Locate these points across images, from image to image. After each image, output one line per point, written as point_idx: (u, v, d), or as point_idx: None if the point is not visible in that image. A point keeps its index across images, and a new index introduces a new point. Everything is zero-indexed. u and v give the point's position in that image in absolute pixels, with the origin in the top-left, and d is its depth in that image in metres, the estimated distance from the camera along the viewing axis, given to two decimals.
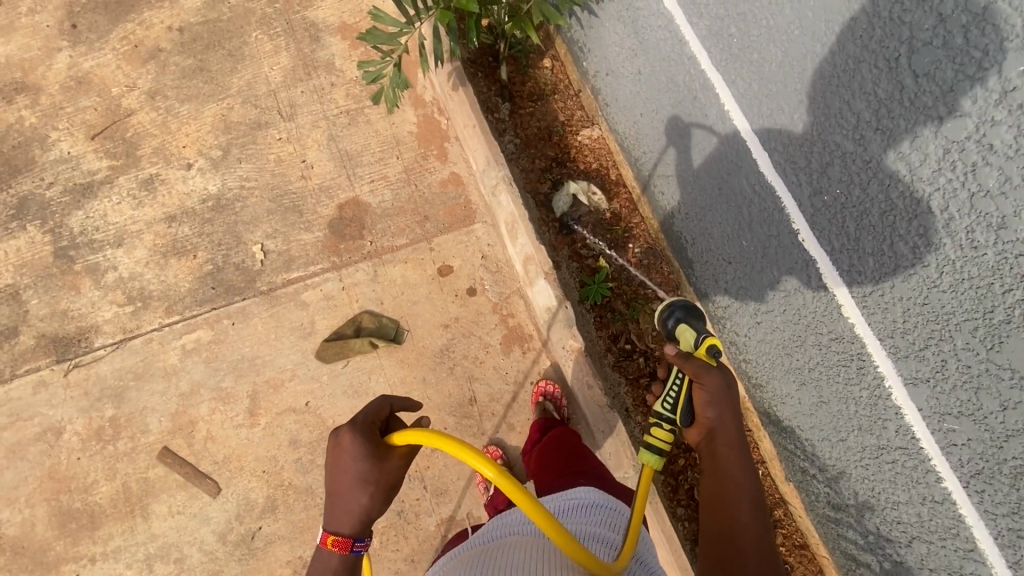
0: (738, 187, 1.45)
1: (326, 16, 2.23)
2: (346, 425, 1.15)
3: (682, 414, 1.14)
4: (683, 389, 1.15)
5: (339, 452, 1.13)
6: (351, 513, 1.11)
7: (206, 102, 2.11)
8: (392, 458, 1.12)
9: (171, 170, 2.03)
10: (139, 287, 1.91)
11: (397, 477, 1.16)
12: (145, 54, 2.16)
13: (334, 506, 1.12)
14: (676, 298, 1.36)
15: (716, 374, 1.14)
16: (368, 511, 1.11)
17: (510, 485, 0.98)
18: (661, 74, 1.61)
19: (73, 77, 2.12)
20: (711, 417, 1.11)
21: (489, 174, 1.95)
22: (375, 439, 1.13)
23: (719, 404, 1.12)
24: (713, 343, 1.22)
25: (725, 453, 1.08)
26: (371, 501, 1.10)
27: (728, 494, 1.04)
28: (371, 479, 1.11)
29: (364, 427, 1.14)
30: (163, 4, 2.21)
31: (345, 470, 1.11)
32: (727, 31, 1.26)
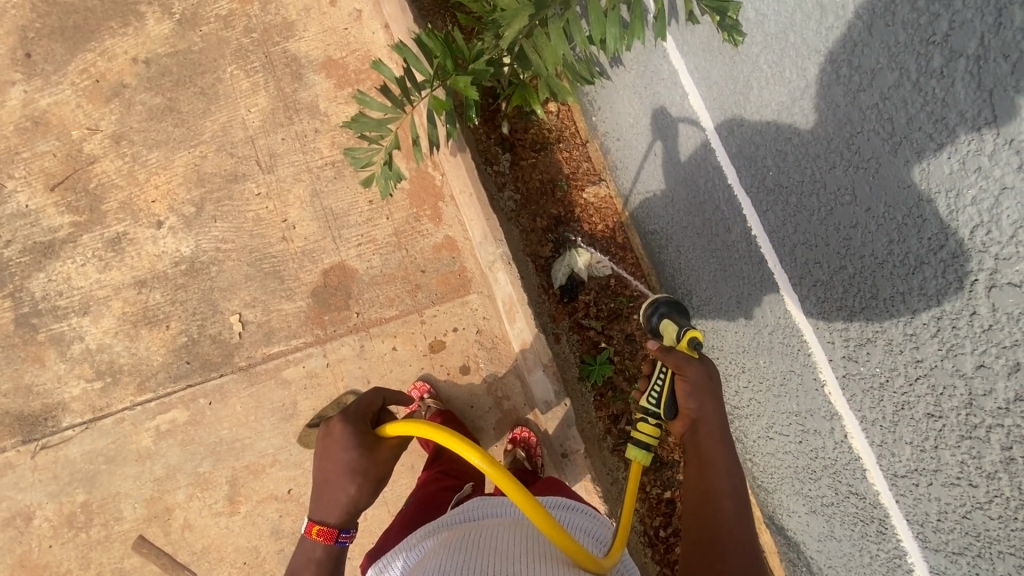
0: (760, 309, 1.30)
1: (309, 49, 2.02)
2: (337, 418, 1.29)
3: (667, 408, 1.19)
4: (666, 383, 1.20)
5: (332, 445, 1.27)
6: (339, 502, 1.28)
7: (177, 149, 1.92)
8: (381, 450, 1.28)
9: (140, 229, 1.86)
10: (108, 360, 1.78)
11: (384, 468, 1.31)
12: (108, 91, 1.96)
13: (323, 494, 1.28)
14: (660, 295, 1.46)
15: (697, 364, 1.19)
16: (356, 501, 1.28)
17: (501, 476, 1.04)
18: (681, 166, 1.42)
19: (29, 116, 1.93)
20: (693, 410, 1.18)
21: (486, 248, 1.81)
22: (366, 432, 1.28)
23: (699, 395, 1.18)
24: (695, 336, 1.27)
25: (707, 441, 1.17)
26: (358, 492, 1.27)
27: (711, 479, 1.14)
28: (360, 470, 1.26)
29: (356, 423, 1.28)
30: (127, 31, 2.00)
31: (335, 462, 1.26)
32: (763, 161, 1.08)
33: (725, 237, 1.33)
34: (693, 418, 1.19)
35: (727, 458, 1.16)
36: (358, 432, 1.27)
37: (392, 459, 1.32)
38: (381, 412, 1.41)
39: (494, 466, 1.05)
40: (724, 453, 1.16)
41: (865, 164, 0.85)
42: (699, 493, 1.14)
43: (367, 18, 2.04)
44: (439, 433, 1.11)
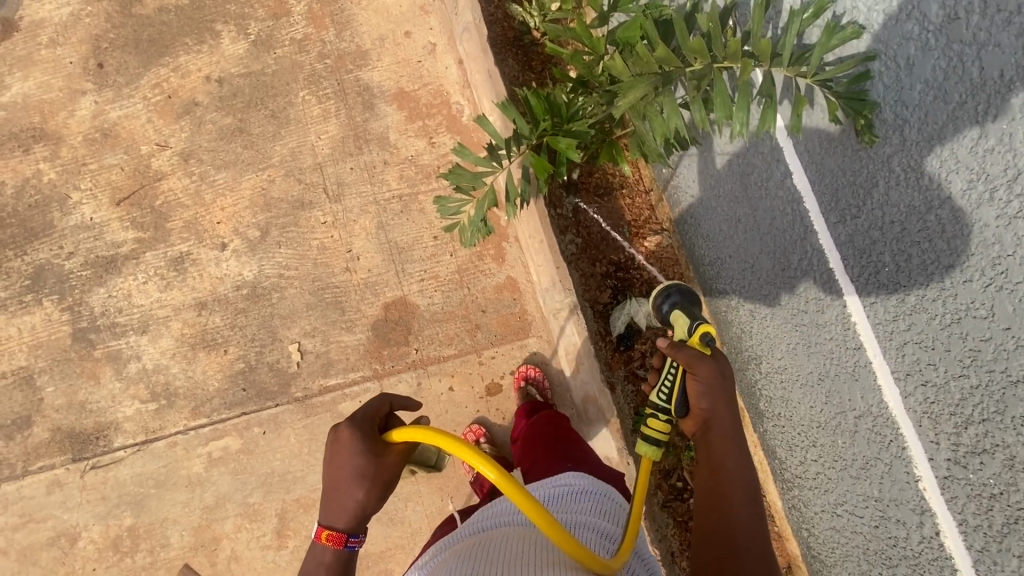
0: (848, 392, 1.29)
1: (381, 79, 2.02)
2: (342, 422, 1.15)
3: (677, 405, 1.12)
4: (676, 378, 1.14)
5: (339, 448, 1.13)
6: (346, 509, 1.13)
7: (245, 171, 1.92)
8: (389, 456, 1.13)
9: (203, 249, 1.85)
10: (164, 382, 1.76)
11: (395, 473, 1.15)
12: (180, 108, 1.95)
13: (328, 499, 1.14)
14: (671, 283, 1.42)
15: (711, 362, 1.10)
16: (364, 506, 1.13)
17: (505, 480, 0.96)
18: (767, 231, 1.42)
19: (98, 128, 1.92)
20: (705, 409, 1.08)
21: (551, 295, 1.81)
22: (373, 437, 1.14)
23: (713, 395, 1.09)
24: (707, 330, 1.18)
25: (717, 444, 1.08)
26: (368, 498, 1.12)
27: (723, 482, 1.06)
28: (369, 476, 1.12)
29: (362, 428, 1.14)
30: (201, 48, 2.00)
31: (342, 467, 1.12)
32: (880, 257, 1.08)
33: (816, 316, 1.33)
34: (704, 419, 1.10)
35: (741, 461, 1.07)
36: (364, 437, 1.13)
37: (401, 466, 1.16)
38: (387, 417, 1.24)
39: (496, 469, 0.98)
40: (737, 457, 1.07)
41: (1011, 287, 0.84)
42: (712, 496, 1.06)
43: (441, 53, 2.06)
44: (441, 438, 1.02)
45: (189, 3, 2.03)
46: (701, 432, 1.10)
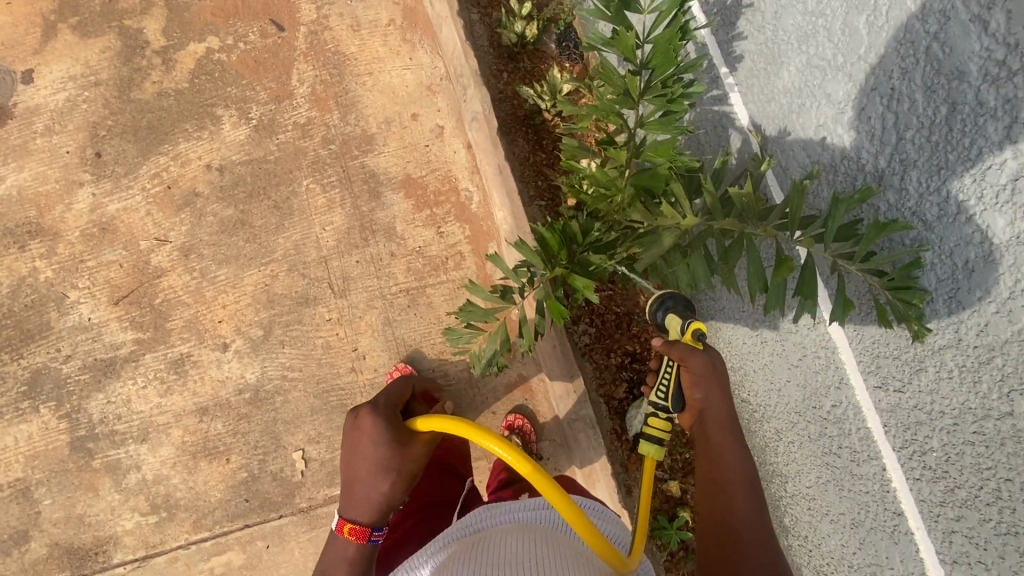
0: (884, 550, 1.21)
1: (388, 165, 1.96)
2: (368, 412, 1.29)
3: (674, 401, 1.10)
4: (671, 377, 1.11)
5: (362, 441, 1.26)
6: (370, 501, 1.23)
7: (247, 266, 1.85)
8: (412, 445, 1.26)
9: (204, 351, 1.79)
10: (164, 493, 1.71)
11: (417, 463, 1.27)
12: (180, 199, 1.89)
13: (352, 491, 1.24)
14: (665, 290, 1.22)
15: (702, 356, 1.09)
16: (388, 498, 1.24)
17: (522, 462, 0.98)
18: (796, 365, 1.34)
19: (96, 222, 1.86)
20: (699, 400, 1.09)
21: (566, 403, 1.80)
22: (396, 429, 1.26)
23: (707, 385, 1.09)
24: (698, 327, 1.12)
25: (715, 435, 1.08)
26: (391, 488, 1.24)
27: (720, 472, 1.06)
28: (390, 468, 1.24)
29: (385, 421, 1.27)
30: (201, 135, 1.94)
31: (366, 457, 1.23)
32: (927, 440, 1.00)
33: (851, 464, 1.24)
34: (699, 410, 1.09)
35: (738, 450, 1.07)
36: (388, 428, 1.26)
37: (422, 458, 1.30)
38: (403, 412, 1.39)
39: (512, 449, 0.99)
40: (735, 444, 1.08)
41: None
42: (711, 486, 1.05)
43: (449, 135, 1.99)
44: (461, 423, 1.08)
45: (189, 86, 1.98)
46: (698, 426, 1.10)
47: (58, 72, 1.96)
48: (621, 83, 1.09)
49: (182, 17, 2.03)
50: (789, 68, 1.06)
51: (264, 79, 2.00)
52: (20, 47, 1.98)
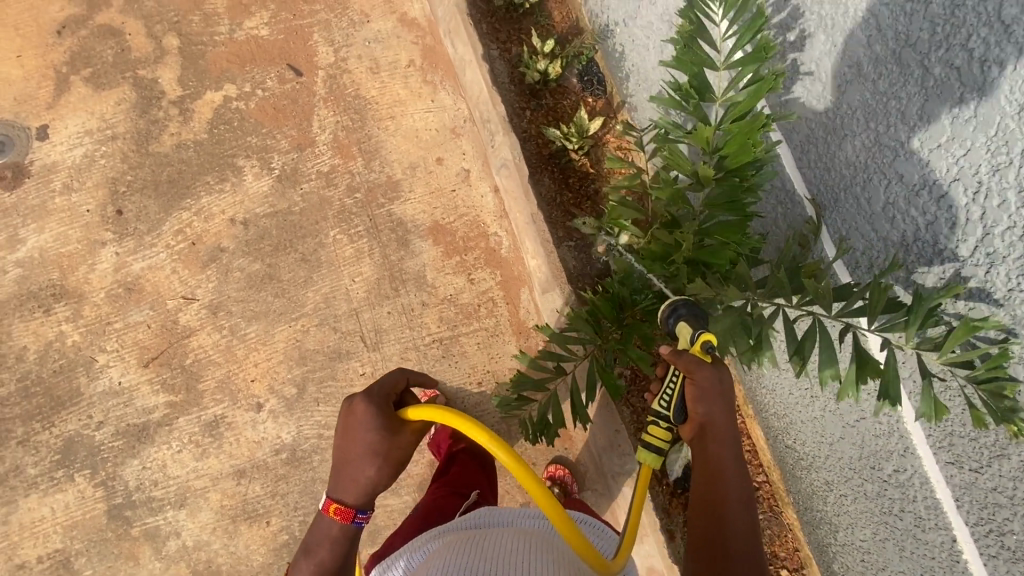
0: None
1: (415, 212, 1.93)
2: (358, 397, 1.14)
3: (676, 412, 1.03)
4: (677, 387, 1.03)
5: (352, 422, 1.11)
6: (357, 483, 1.10)
7: (277, 322, 1.82)
8: (405, 435, 1.11)
9: (238, 411, 1.77)
10: (206, 558, 1.69)
11: (408, 452, 1.14)
12: (205, 255, 1.85)
13: (340, 473, 1.12)
14: (679, 301, 1.11)
15: (711, 369, 1.00)
16: (375, 485, 1.10)
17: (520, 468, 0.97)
18: (852, 424, 1.32)
19: (121, 282, 1.82)
20: (702, 414, 0.99)
21: (612, 458, 1.74)
22: (389, 412, 1.12)
23: (711, 400, 0.99)
24: (709, 339, 1.02)
25: (716, 449, 0.99)
26: (380, 473, 1.10)
27: (719, 488, 0.96)
28: (379, 452, 1.10)
29: (378, 402, 1.13)
30: (223, 187, 1.90)
31: (355, 441, 1.10)
32: (1007, 522, 0.99)
33: (914, 528, 1.23)
34: (700, 424, 1.00)
35: (737, 465, 0.98)
36: (381, 410, 1.12)
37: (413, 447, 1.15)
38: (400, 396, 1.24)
39: (509, 454, 0.98)
40: (734, 460, 0.99)
41: None
42: (705, 499, 0.96)
43: (476, 179, 1.96)
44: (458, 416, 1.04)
45: (208, 137, 1.94)
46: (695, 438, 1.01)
47: (74, 126, 1.92)
48: (690, 167, 1.06)
49: (198, 64, 1.99)
50: (853, 140, 1.03)
51: (285, 126, 1.96)
52: (33, 102, 1.93)
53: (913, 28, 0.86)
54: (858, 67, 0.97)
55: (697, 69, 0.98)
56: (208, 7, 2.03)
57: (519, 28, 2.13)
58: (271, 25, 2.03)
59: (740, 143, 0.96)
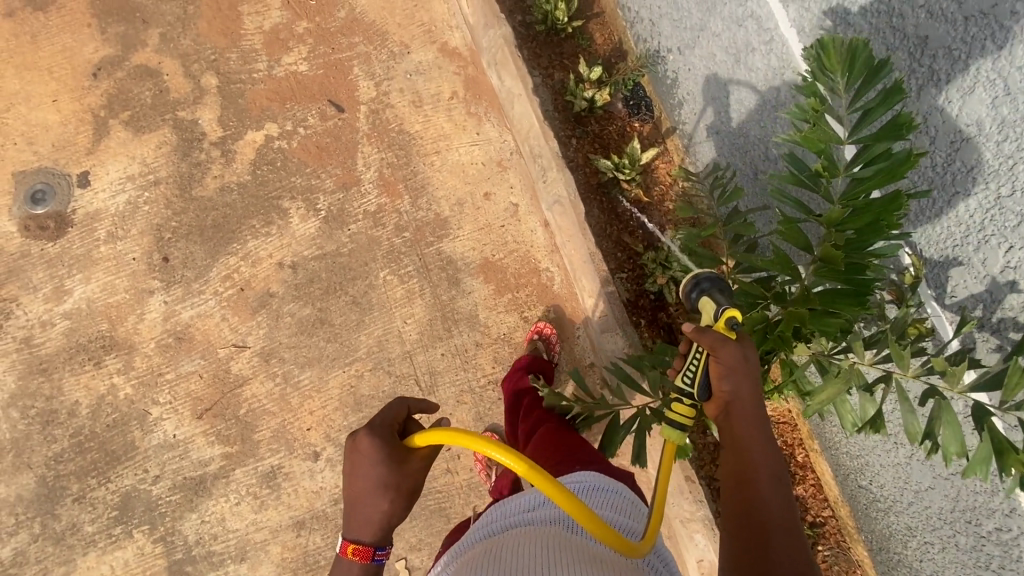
0: None
1: (464, 249, 1.89)
2: (361, 429, 1.05)
3: (700, 388, 1.00)
4: (700, 364, 1.00)
5: (357, 460, 1.03)
6: (372, 522, 1.01)
7: (331, 368, 1.79)
8: (413, 461, 1.02)
9: (295, 461, 1.73)
10: None
11: (422, 477, 1.05)
12: (255, 301, 1.82)
13: (352, 513, 1.03)
14: (702, 272, 1.10)
15: (735, 347, 0.96)
16: (391, 517, 1.01)
17: (527, 469, 0.90)
18: (946, 475, 1.30)
19: (171, 331, 1.79)
20: (727, 392, 0.96)
21: (679, 504, 1.63)
22: (395, 442, 1.04)
23: (737, 377, 0.96)
24: (733, 315, 1.00)
25: (742, 426, 0.95)
26: (393, 507, 1.01)
27: (749, 463, 0.92)
28: (389, 488, 1.01)
29: (381, 433, 1.04)
30: (269, 230, 1.86)
31: (362, 477, 1.01)
32: None
33: None
34: (725, 402, 0.97)
35: (766, 442, 0.95)
36: (386, 441, 1.03)
37: (426, 474, 1.06)
38: (407, 420, 1.14)
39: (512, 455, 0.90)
40: (763, 436, 0.95)
41: None
42: (735, 474, 0.92)
43: (525, 213, 1.92)
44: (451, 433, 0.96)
45: (252, 178, 1.90)
46: (722, 418, 0.97)
47: (115, 172, 1.88)
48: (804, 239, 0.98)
49: (237, 104, 1.95)
50: (965, 198, 1.00)
51: (329, 165, 1.92)
52: (72, 147, 1.89)
53: None
54: (977, 126, 0.93)
55: (824, 146, 0.88)
56: (245, 44, 1.99)
57: (560, 53, 2.07)
58: (310, 61, 1.99)
59: (870, 224, 0.90)
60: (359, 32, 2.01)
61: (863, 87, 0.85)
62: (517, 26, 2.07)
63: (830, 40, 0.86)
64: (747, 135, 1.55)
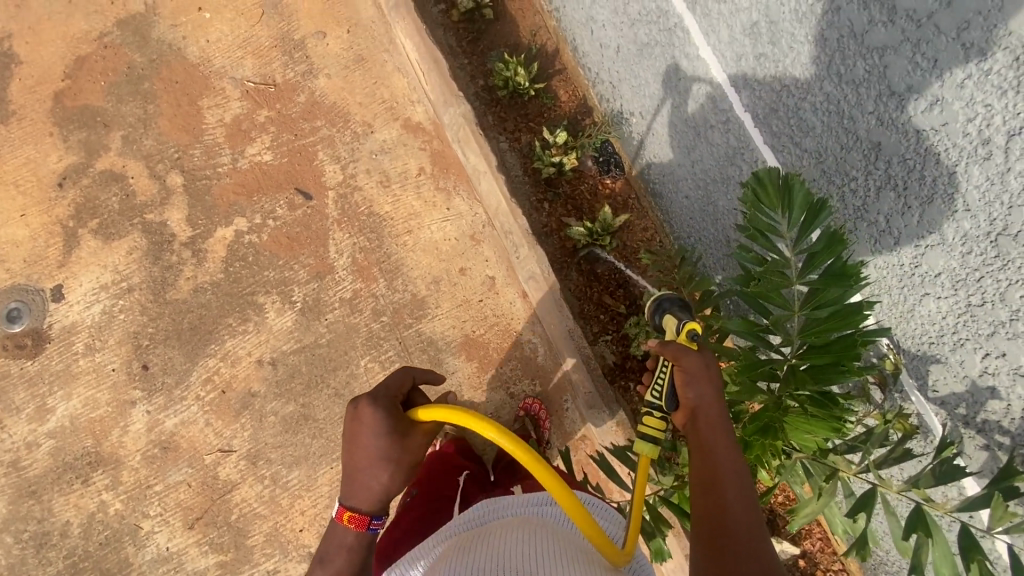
0: None
1: (444, 328, 1.87)
2: (367, 402, 1.14)
3: (668, 400, 1.00)
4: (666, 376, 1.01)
5: (361, 430, 1.12)
6: (370, 491, 1.12)
7: (318, 464, 1.76)
8: (412, 437, 1.12)
9: (291, 563, 1.72)
10: None
11: (419, 453, 1.15)
12: (237, 403, 1.80)
13: (353, 483, 1.13)
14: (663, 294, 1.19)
15: (697, 356, 1.00)
16: (389, 488, 1.12)
17: (520, 449, 0.95)
18: None
19: (156, 442, 1.78)
20: (693, 400, 0.98)
21: None
22: (398, 417, 1.13)
23: (701, 384, 0.99)
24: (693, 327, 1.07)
25: (708, 430, 0.98)
26: (393, 481, 1.12)
27: (717, 469, 0.94)
28: (390, 465, 1.11)
29: (384, 410, 1.12)
30: (246, 327, 1.85)
31: (365, 449, 1.11)
32: None
33: None
34: (692, 409, 0.99)
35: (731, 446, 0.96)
36: (389, 419, 1.11)
37: (424, 449, 1.16)
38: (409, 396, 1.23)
39: (513, 441, 0.95)
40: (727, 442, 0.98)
41: None
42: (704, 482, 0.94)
43: (502, 286, 1.89)
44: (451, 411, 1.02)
45: (225, 276, 1.88)
46: (688, 425, 1.00)
47: (88, 282, 1.87)
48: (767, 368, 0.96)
49: (205, 200, 1.94)
50: (937, 299, 0.95)
51: (301, 254, 1.90)
52: (43, 261, 1.89)
53: (1011, 219, 0.78)
54: (940, 234, 0.89)
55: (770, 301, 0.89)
56: (208, 138, 1.98)
57: (525, 114, 2.03)
58: (274, 149, 1.97)
59: (833, 360, 0.90)
60: (321, 115, 1.99)
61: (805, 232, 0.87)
62: (479, 91, 2.04)
63: (766, 182, 0.89)
64: (716, 204, 1.51)
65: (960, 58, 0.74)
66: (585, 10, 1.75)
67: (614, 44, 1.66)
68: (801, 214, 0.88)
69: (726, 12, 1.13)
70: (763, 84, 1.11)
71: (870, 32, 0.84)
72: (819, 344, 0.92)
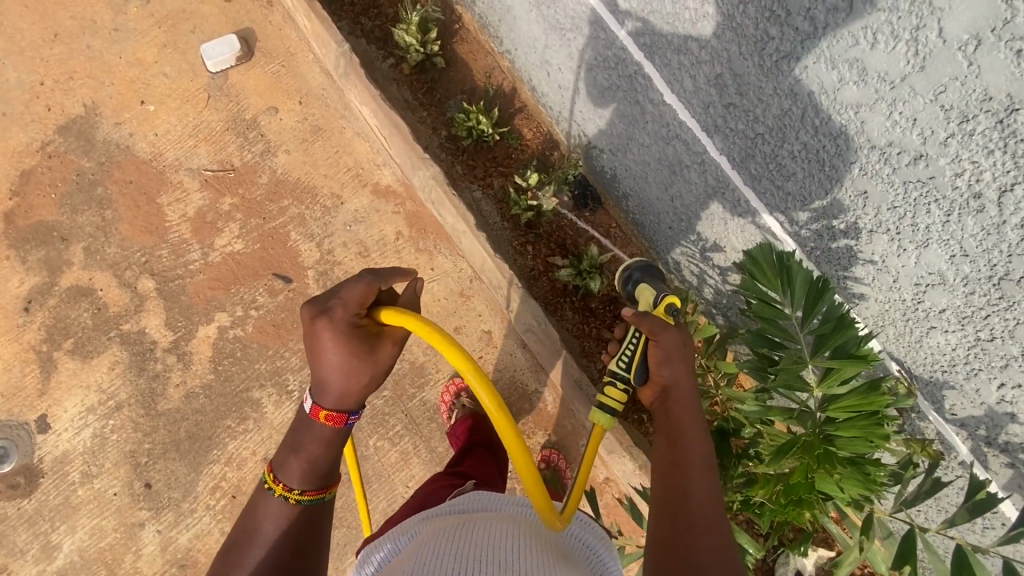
0: None
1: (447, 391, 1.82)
2: (326, 320, 0.99)
3: (637, 372, 1.02)
4: (639, 347, 1.03)
5: (323, 347, 0.98)
6: (341, 393, 0.99)
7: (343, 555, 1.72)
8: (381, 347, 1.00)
9: None
10: None
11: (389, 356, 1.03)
12: (250, 506, 1.75)
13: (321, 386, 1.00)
14: (632, 262, 1.38)
15: (675, 332, 1.02)
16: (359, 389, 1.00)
17: (500, 419, 0.93)
18: None
19: (172, 561, 1.72)
20: (666, 378, 1.00)
21: None
22: (360, 329, 1.00)
23: (675, 363, 1.00)
24: (671, 302, 1.17)
25: (679, 413, 0.98)
26: (372, 380, 1.00)
27: (683, 451, 0.94)
28: (362, 365, 0.99)
29: (347, 318, 0.99)
30: (246, 426, 1.79)
31: (331, 362, 0.98)
32: None
33: None
34: (663, 386, 1.01)
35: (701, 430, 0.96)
36: (353, 327, 0.99)
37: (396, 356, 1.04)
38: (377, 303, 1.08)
39: (496, 406, 0.93)
40: (697, 426, 0.97)
41: None
42: (669, 463, 0.93)
43: (500, 338, 1.86)
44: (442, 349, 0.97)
45: (215, 376, 1.82)
46: (659, 404, 1.00)
47: (74, 407, 1.80)
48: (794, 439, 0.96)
49: (181, 301, 1.87)
50: (944, 332, 0.95)
51: (290, 341, 1.84)
52: (22, 392, 1.81)
53: (1013, 265, 0.77)
54: (939, 275, 0.89)
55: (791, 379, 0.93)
56: (174, 236, 1.91)
57: (493, 159, 2.00)
58: (244, 237, 1.91)
59: (861, 436, 0.91)
60: (287, 194, 1.93)
61: (811, 310, 0.93)
62: (443, 143, 2.01)
63: (763, 265, 0.97)
64: (702, 235, 1.49)
65: (940, 118, 0.73)
66: (538, 53, 1.72)
67: (574, 86, 1.64)
68: (803, 292, 0.94)
69: (687, 63, 1.10)
70: (735, 131, 1.09)
71: (841, 90, 0.83)
72: (844, 419, 0.93)
